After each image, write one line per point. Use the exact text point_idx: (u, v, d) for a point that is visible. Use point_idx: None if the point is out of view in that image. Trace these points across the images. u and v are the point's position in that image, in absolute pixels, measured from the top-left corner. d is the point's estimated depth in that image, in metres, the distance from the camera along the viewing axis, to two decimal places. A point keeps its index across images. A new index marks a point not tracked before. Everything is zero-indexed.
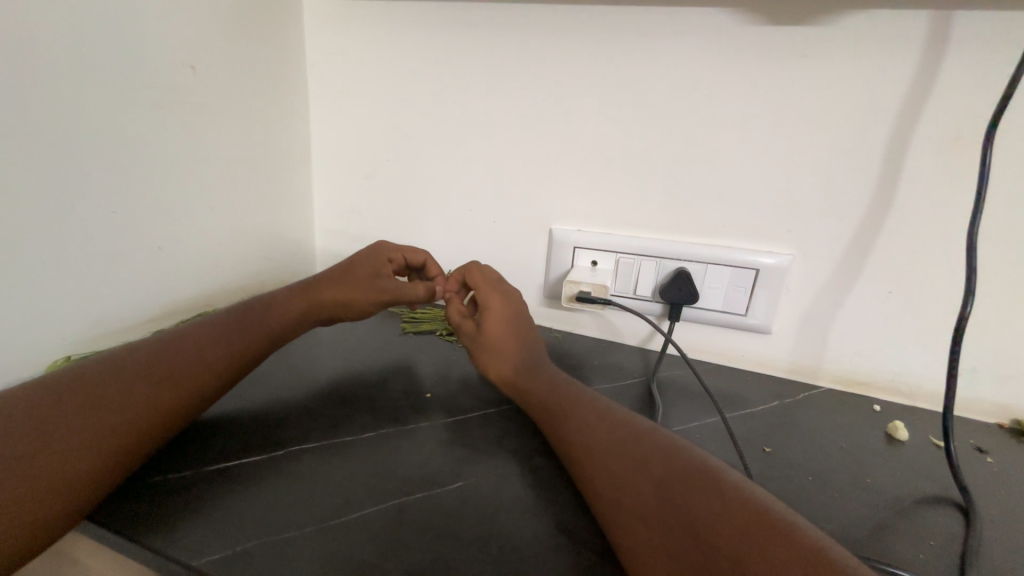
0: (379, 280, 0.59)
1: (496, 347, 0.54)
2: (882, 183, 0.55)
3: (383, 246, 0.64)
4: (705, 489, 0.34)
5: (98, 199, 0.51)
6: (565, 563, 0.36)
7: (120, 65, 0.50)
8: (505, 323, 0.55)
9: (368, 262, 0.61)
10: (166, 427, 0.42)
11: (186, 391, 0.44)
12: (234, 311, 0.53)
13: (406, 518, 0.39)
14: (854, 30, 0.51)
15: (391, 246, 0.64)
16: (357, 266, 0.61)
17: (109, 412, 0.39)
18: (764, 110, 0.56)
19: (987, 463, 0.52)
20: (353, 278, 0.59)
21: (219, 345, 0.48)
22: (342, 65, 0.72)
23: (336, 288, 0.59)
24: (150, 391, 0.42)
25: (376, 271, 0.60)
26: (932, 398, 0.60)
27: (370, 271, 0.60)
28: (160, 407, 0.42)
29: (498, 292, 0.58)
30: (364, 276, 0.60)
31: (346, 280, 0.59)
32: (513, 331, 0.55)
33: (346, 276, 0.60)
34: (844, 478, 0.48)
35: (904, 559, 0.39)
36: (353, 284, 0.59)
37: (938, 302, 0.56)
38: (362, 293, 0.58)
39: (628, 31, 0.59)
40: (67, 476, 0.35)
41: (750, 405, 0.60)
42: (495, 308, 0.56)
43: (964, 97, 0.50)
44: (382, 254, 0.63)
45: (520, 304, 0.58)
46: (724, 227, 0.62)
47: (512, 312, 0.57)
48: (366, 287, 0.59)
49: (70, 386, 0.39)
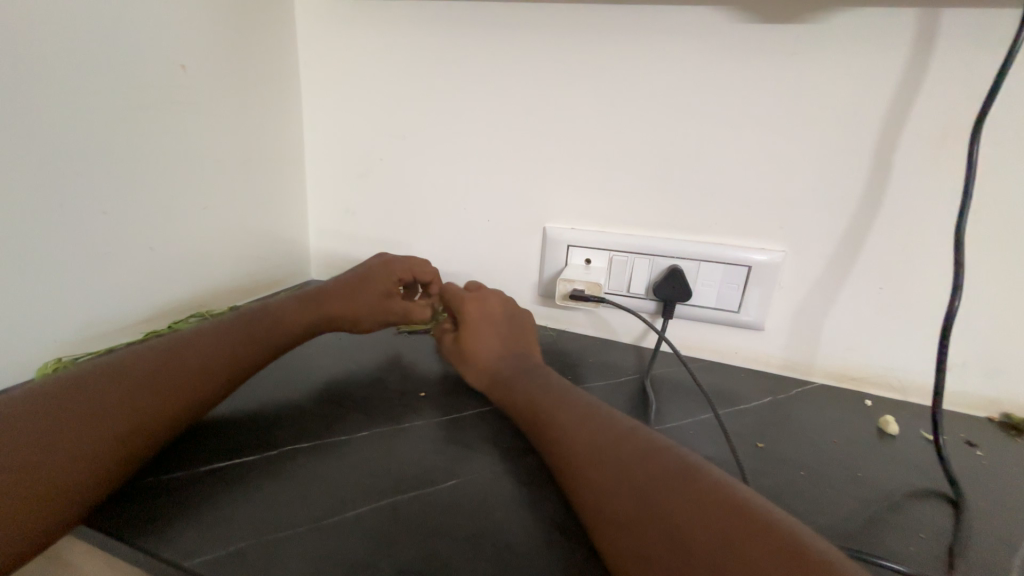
0: (389, 305, 0.65)
1: (472, 354, 0.58)
2: (871, 179, 0.55)
3: (394, 263, 0.67)
4: (688, 489, 0.34)
5: (89, 199, 0.51)
6: (559, 559, 0.36)
7: (110, 65, 0.50)
8: (484, 331, 0.59)
9: (379, 281, 0.65)
10: (163, 431, 0.42)
11: (183, 395, 0.44)
12: (236, 316, 0.53)
13: (399, 516, 0.39)
14: (844, 27, 0.52)
15: (400, 264, 0.67)
16: (367, 281, 0.64)
17: (106, 417, 0.39)
18: (755, 108, 0.57)
19: (976, 457, 0.52)
20: (365, 299, 0.63)
21: (216, 349, 0.48)
22: (334, 64, 0.72)
23: (343, 300, 0.62)
24: (147, 394, 0.42)
25: (385, 291, 0.65)
26: (923, 393, 0.61)
27: (381, 291, 0.65)
28: (156, 411, 0.41)
29: (472, 300, 0.62)
30: (376, 297, 0.64)
31: (358, 300, 0.63)
32: (493, 338, 0.59)
33: (359, 295, 0.63)
34: (835, 472, 0.48)
35: (894, 552, 0.39)
36: (364, 304, 0.63)
37: (929, 298, 0.57)
38: (367, 311, 0.63)
39: (621, 30, 0.59)
40: (62, 481, 0.35)
41: (742, 401, 0.60)
42: (471, 316, 0.61)
43: (951, 94, 0.50)
44: (392, 272, 0.66)
45: (494, 308, 0.62)
46: (717, 224, 0.62)
47: (488, 319, 0.60)
48: (376, 311, 0.64)
49: (63, 389, 0.39)
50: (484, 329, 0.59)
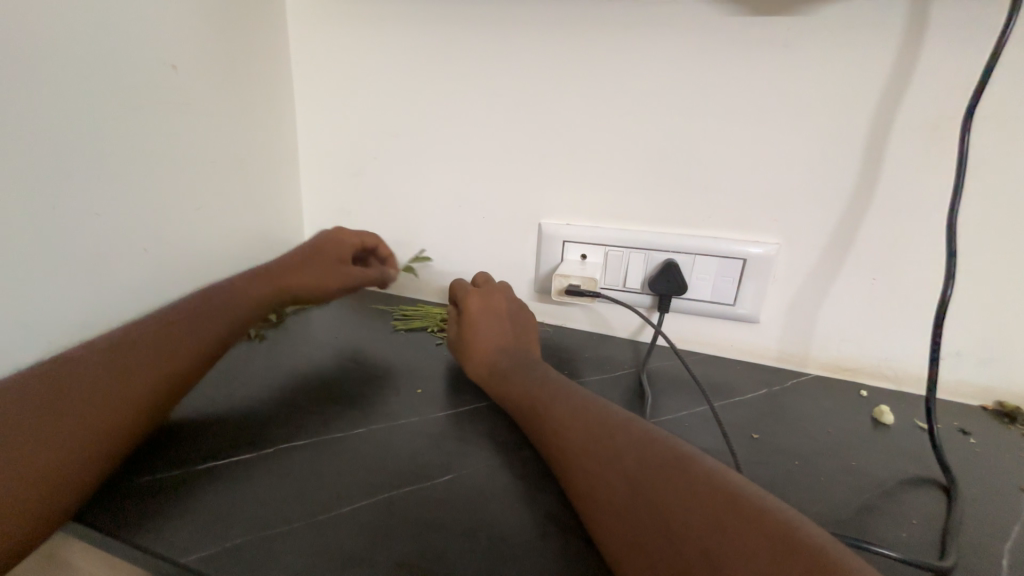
0: (345, 268, 0.73)
1: (475, 351, 0.57)
2: (864, 170, 0.55)
3: (337, 233, 0.73)
4: (679, 478, 0.34)
5: (82, 201, 0.50)
6: (555, 551, 0.36)
7: (101, 66, 0.50)
8: (486, 322, 0.60)
9: (310, 256, 0.72)
10: (130, 425, 0.43)
11: (145, 389, 0.45)
12: (196, 307, 0.56)
13: (396, 511, 0.39)
14: (835, 19, 0.52)
15: (347, 233, 0.74)
16: (299, 259, 0.72)
17: (75, 412, 0.39)
18: (747, 101, 0.57)
19: (970, 444, 0.53)
20: (305, 270, 0.71)
21: (179, 342, 0.51)
22: (326, 63, 0.72)
23: (308, 275, 0.71)
24: (111, 388, 0.42)
25: (335, 259, 0.72)
26: (918, 383, 0.61)
27: (331, 258, 0.72)
28: (124, 406, 0.42)
29: (476, 295, 0.62)
30: (330, 265, 0.72)
31: (296, 272, 0.71)
32: (494, 330, 0.59)
33: (305, 263, 0.72)
34: (830, 462, 0.49)
35: (888, 539, 0.40)
36: (324, 270, 0.72)
37: (923, 288, 0.57)
38: (327, 278, 0.72)
39: (612, 25, 0.59)
40: (40, 474, 0.36)
41: (739, 393, 0.60)
42: (474, 312, 0.60)
43: (941, 85, 0.51)
44: (336, 241, 0.73)
45: (500, 300, 0.62)
46: (711, 218, 0.62)
47: (491, 314, 0.60)
48: (336, 275, 0.72)
49: (24, 390, 0.39)
50: (485, 323, 0.59)
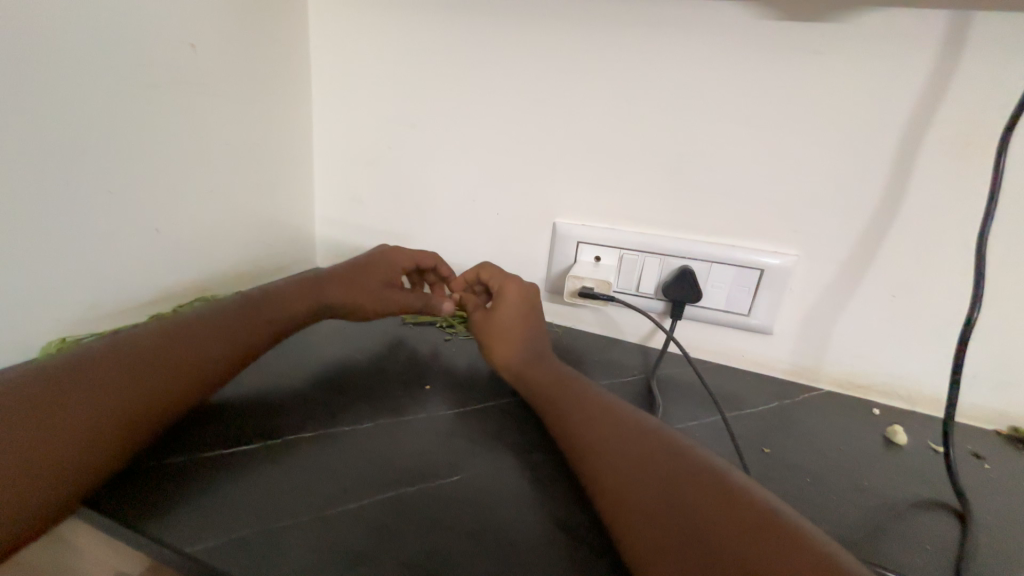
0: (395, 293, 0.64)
1: (502, 338, 0.56)
2: (890, 185, 0.54)
3: (397, 252, 0.65)
4: (717, 490, 0.34)
5: (95, 177, 0.50)
6: (564, 559, 0.36)
7: (120, 41, 0.49)
8: (515, 311, 0.58)
9: (371, 275, 0.63)
10: (156, 415, 0.41)
11: (170, 378, 0.43)
12: (237, 301, 0.53)
13: (402, 509, 0.39)
14: (868, 29, 0.51)
15: (405, 252, 0.66)
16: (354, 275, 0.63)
17: (90, 399, 0.38)
18: (772, 108, 0.56)
19: (984, 469, 0.52)
20: (362, 289, 0.62)
21: (214, 334, 0.48)
22: (345, 49, 0.71)
23: (353, 293, 0.61)
24: (132, 377, 0.41)
25: (384, 280, 0.64)
26: (932, 403, 0.60)
27: (382, 281, 0.64)
28: (146, 394, 0.41)
29: (513, 283, 0.60)
30: (376, 286, 0.63)
31: (352, 291, 0.61)
32: (523, 321, 0.57)
33: (359, 282, 0.62)
34: (841, 480, 0.48)
35: (902, 564, 0.39)
36: (367, 292, 0.62)
37: (943, 307, 0.56)
38: (372, 301, 0.62)
39: (638, 24, 0.58)
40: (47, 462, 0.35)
41: (748, 405, 0.60)
42: (505, 299, 0.58)
43: (976, 101, 0.49)
44: (393, 262, 0.65)
45: (533, 294, 0.59)
46: (730, 226, 0.61)
47: (523, 304, 0.58)
48: (381, 299, 0.63)
49: (40, 374, 0.38)
50: (515, 312, 0.58)
